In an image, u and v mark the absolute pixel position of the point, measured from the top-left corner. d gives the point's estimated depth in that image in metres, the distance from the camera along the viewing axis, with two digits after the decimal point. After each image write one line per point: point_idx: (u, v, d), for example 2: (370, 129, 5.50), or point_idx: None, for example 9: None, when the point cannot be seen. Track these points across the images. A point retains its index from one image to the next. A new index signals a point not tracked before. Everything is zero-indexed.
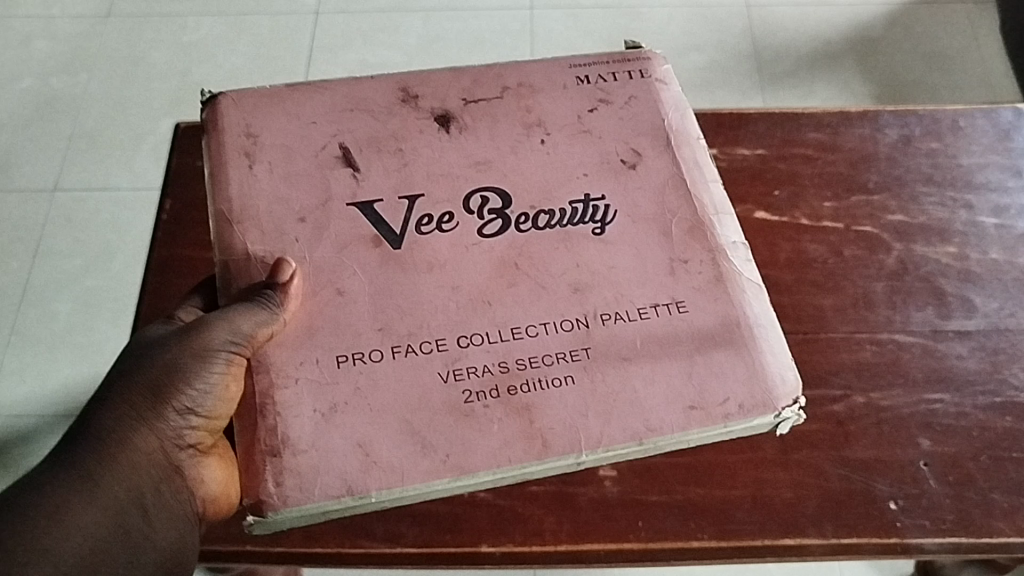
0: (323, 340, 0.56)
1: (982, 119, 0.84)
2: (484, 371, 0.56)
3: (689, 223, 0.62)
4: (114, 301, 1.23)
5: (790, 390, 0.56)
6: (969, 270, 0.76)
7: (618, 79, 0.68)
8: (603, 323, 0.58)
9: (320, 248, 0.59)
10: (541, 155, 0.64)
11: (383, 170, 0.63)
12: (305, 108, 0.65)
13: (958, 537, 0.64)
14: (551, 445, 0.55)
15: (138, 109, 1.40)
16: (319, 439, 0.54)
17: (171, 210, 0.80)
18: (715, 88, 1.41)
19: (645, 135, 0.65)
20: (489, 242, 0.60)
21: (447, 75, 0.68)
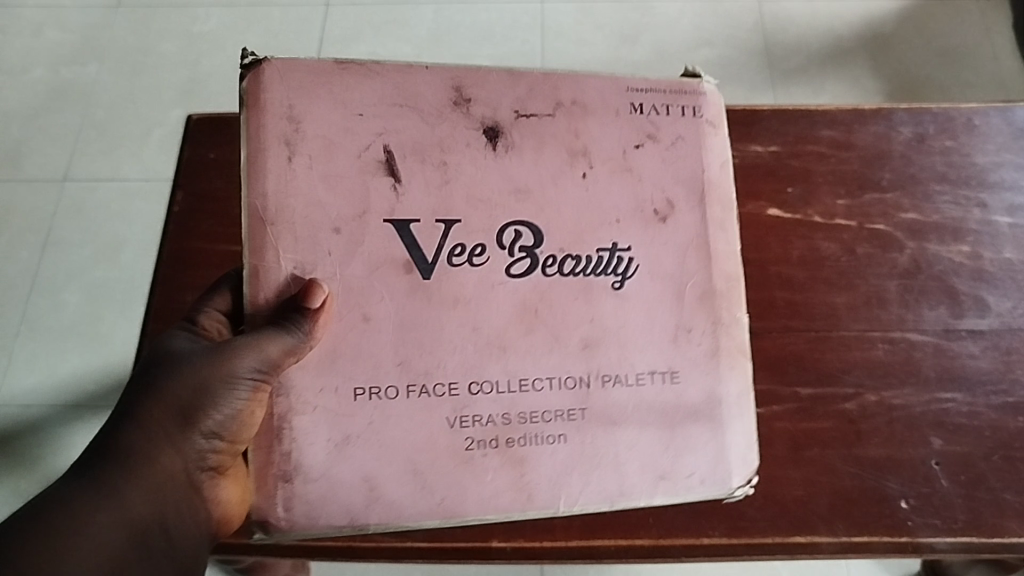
0: (343, 366, 0.56)
1: (998, 117, 0.83)
2: (489, 420, 0.58)
3: (699, 291, 0.61)
4: (123, 291, 1.23)
5: (745, 469, 0.60)
6: (983, 270, 0.75)
7: (673, 114, 0.62)
8: (602, 385, 0.59)
9: (351, 267, 0.56)
10: (579, 192, 0.60)
11: (423, 186, 0.58)
12: (354, 96, 0.57)
13: (970, 537, 0.64)
14: (534, 498, 0.58)
15: (148, 100, 1.39)
16: (329, 471, 0.56)
17: (183, 201, 0.79)
18: (725, 84, 1.40)
19: (682, 185, 0.61)
20: (514, 284, 0.59)
21: (504, 74, 0.60)
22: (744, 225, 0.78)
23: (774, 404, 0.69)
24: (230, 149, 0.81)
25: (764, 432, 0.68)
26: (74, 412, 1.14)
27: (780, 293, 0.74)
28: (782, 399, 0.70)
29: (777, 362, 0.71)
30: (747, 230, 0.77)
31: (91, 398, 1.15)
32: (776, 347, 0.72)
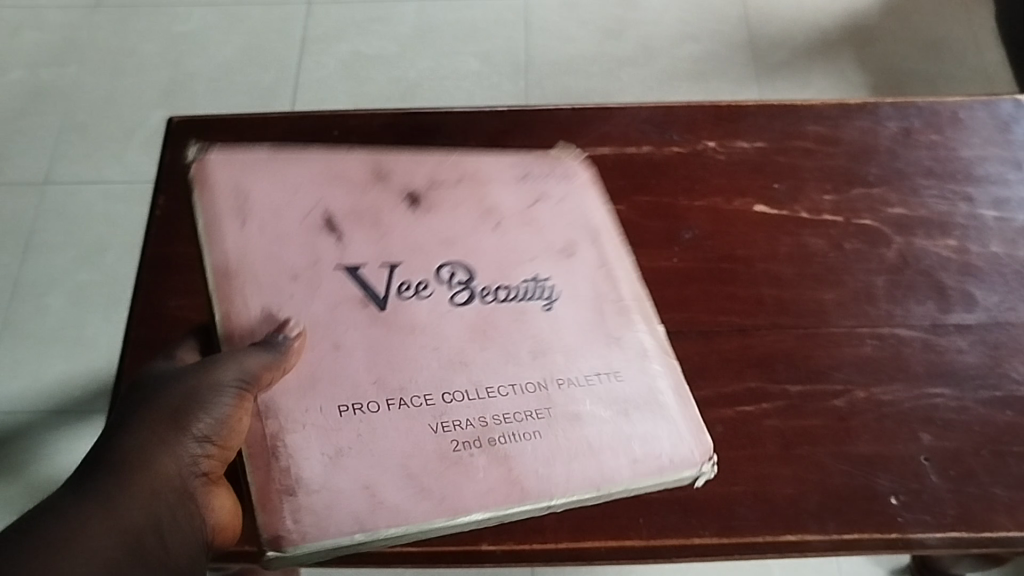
0: (324, 389, 0.64)
1: (982, 111, 0.83)
2: (468, 424, 0.64)
3: (615, 305, 0.71)
4: (107, 295, 1.22)
5: (704, 447, 0.66)
6: (970, 264, 0.75)
7: (552, 177, 0.77)
8: (559, 386, 0.66)
9: (313, 306, 0.67)
10: (493, 240, 0.73)
11: (363, 240, 0.71)
12: (294, 176, 0.73)
13: (959, 532, 0.64)
14: (526, 488, 0.63)
15: (130, 100, 1.38)
16: (328, 481, 0.61)
17: (166, 205, 0.78)
18: (710, 79, 1.40)
19: (578, 230, 0.75)
20: (461, 311, 0.69)
21: (412, 158, 0.77)
22: (732, 222, 0.77)
23: (763, 402, 0.69)
24: None
25: (753, 431, 0.68)
26: (59, 418, 1.13)
27: (768, 290, 0.74)
28: (772, 396, 0.69)
29: (767, 359, 0.71)
30: (735, 227, 0.77)
31: (76, 404, 1.14)
32: (765, 344, 0.72)
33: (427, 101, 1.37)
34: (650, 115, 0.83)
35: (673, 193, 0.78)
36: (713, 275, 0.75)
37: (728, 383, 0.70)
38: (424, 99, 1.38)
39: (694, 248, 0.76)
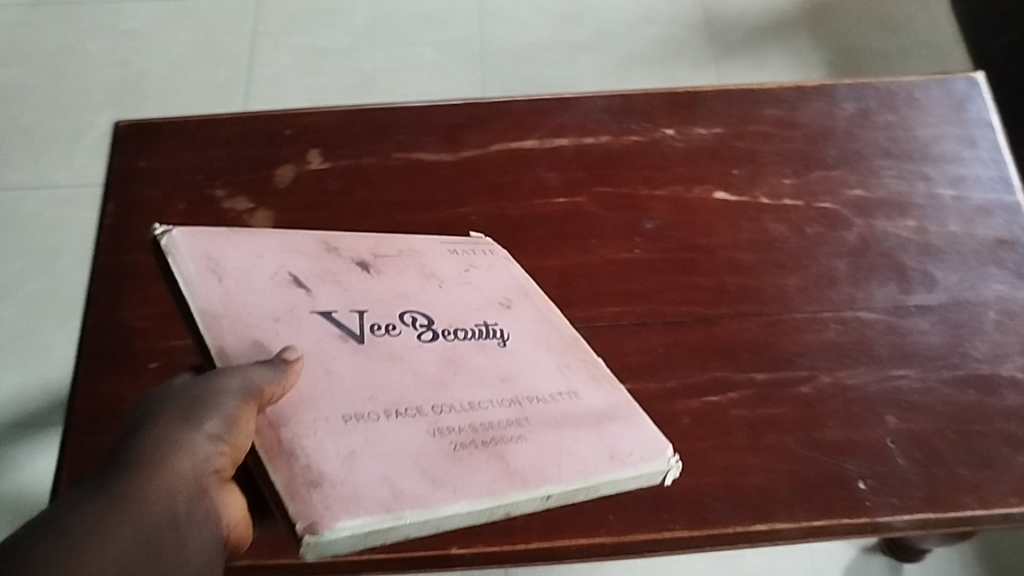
0: (324, 403, 0.55)
1: (936, 90, 0.83)
2: (459, 429, 0.58)
3: (562, 342, 0.67)
4: (60, 303, 1.19)
5: (665, 445, 0.62)
6: (929, 245, 0.75)
7: (478, 252, 0.71)
8: (532, 402, 0.62)
9: (299, 338, 0.58)
10: (440, 294, 0.66)
11: (332, 291, 0.62)
12: (255, 244, 0.63)
13: (927, 513, 0.64)
14: (527, 481, 0.57)
15: (76, 101, 1.34)
16: (347, 478, 0.53)
17: (115, 213, 0.76)
18: (667, 62, 1.39)
19: (511, 290, 0.69)
20: (429, 346, 0.62)
21: (352, 237, 0.68)
22: (692, 211, 0.77)
23: (730, 391, 0.69)
24: (162, 158, 0.78)
25: (721, 421, 0.68)
26: (15, 433, 1.10)
27: (731, 278, 0.74)
28: (738, 385, 0.69)
29: (732, 347, 0.71)
30: (696, 215, 0.76)
31: (33, 417, 1.11)
32: (730, 332, 0.71)
33: (383, 93, 1.35)
34: (607, 103, 0.82)
35: (632, 182, 0.78)
36: (675, 265, 0.74)
37: (694, 374, 0.69)
38: (380, 91, 1.36)
39: (657, 238, 0.75)
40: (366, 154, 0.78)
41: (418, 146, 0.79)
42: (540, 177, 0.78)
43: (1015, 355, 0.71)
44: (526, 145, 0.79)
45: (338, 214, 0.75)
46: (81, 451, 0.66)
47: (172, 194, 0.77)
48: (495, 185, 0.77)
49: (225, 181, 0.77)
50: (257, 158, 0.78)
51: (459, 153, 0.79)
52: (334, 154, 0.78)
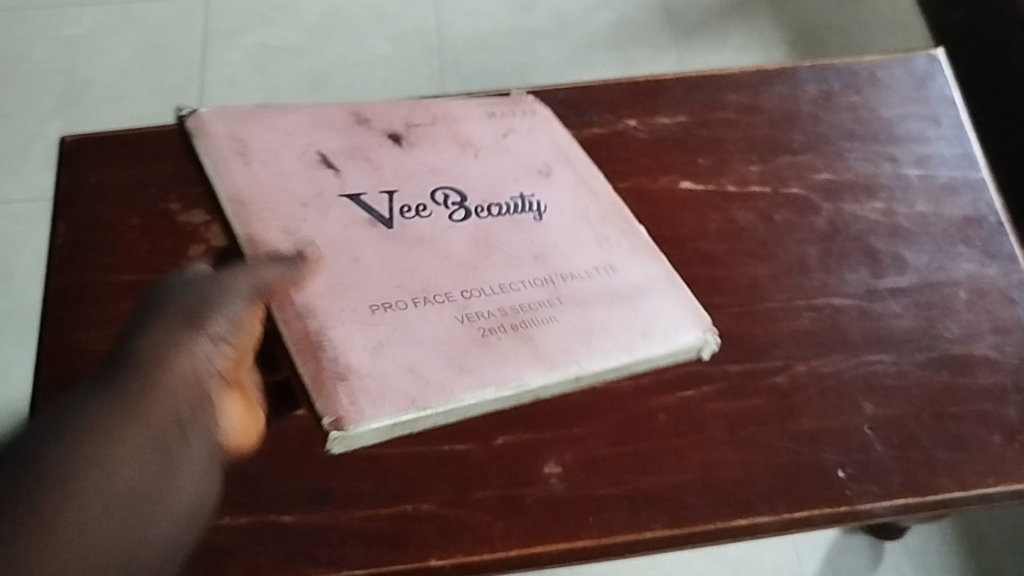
0: (353, 292, 0.62)
1: (898, 68, 0.83)
2: (489, 313, 0.63)
3: (600, 213, 0.71)
4: (18, 321, 1.16)
5: (705, 320, 0.67)
6: (898, 226, 0.75)
7: (517, 113, 0.76)
8: (565, 281, 0.66)
9: (328, 224, 0.65)
10: (477, 166, 0.72)
11: (360, 173, 0.69)
12: (278, 123, 0.69)
13: (906, 499, 0.64)
14: (555, 364, 0.62)
15: (23, 112, 1.31)
16: (375, 366, 0.59)
17: (66, 232, 0.74)
18: (626, 47, 1.38)
19: (552, 154, 0.74)
20: (461, 227, 0.68)
21: (386, 104, 0.74)
22: (658, 202, 0.75)
23: (704, 385, 0.68)
24: (113, 172, 0.76)
25: (697, 416, 0.67)
26: None
27: (700, 270, 0.73)
28: (712, 378, 0.68)
29: None
30: (662, 207, 0.75)
31: None
32: None
33: (340, 91, 1.33)
34: (568, 96, 0.80)
35: (597, 176, 0.76)
36: None
37: (667, 370, 0.68)
38: (337, 89, 1.33)
39: None
40: None
41: None
42: None
43: (987, 335, 0.70)
44: None
45: None
46: None
47: (125, 210, 0.74)
48: None
49: (180, 195, 0.75)
50: None
51: None
52: None
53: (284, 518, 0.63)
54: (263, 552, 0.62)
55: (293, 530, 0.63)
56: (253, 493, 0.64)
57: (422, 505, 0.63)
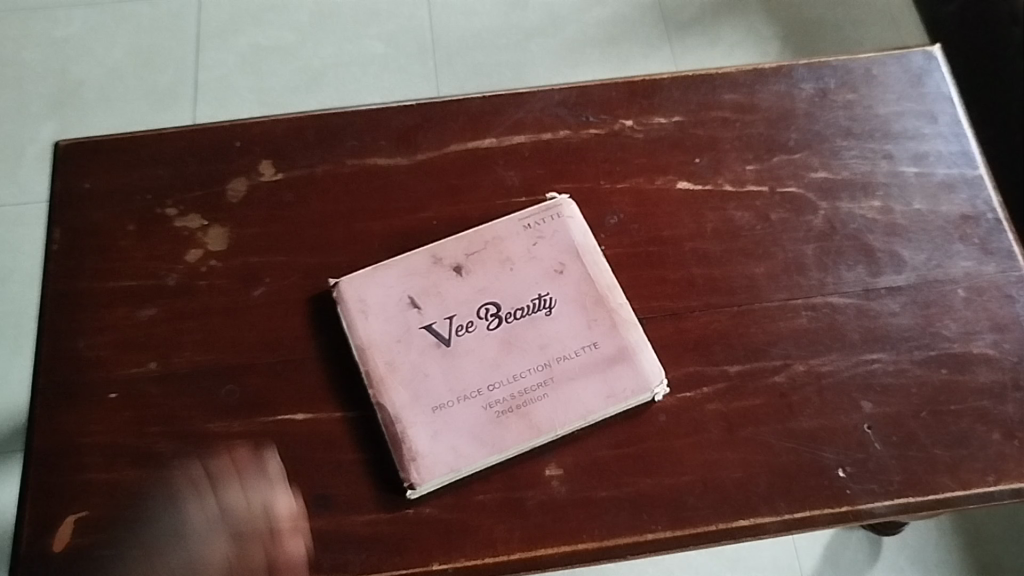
0: (413, 394, 0.65)
1: (894, 65, 0.82)
2: (499, 395, 0.65)
3: (594, 295, 0.69)
4: (15, 325, 1.16)
5: (660, 372, 0.67)
6: (895, 224, 0.75)
7: (550, 213, 0.73)
8: (558, 361, 0.67)
9: (382, 328, 0.67)
10: (505, 268, 0.70)
11: (410, 282, 0.69)
12: (325, 186, 0.75)
13: (906, 498, 0.65)
14: (538, 431, 0.64)
15: (15, 115, 1.30)
16: (431, 447, 0.64)
17: (62, 239, 0.73)
18: (620, 43, 1.38)
19: (569, 250, 0.71)
20: (489, 334, 0.67)
21: (424, 140, 0.77)
22: (655, 203, 0.75)
23: (703, 385, 0.68)
24: (108, 178, 0.76)
25: (696, 417, 0.67)
26: None
27: (698, 271, 0.73)
28: (711, 379, 0.68)
29: (703, 341, 0.70)
30: (659, 207, 0.75)
31: None
32: (701, 325, 0.70)
33: (334, 91, 1.33)
34: (564, 96, 0.80)
35: (593, 176, 0.76)
36: (641, 259, 0.73)
37: (667, 371, 0.68)
38: (332, 89, 1.33)
39: (620, 232, 0.74)
40: (318, 161, 0.76)
41: (373, 151, 0.77)
42: (499, 176, 0.76)
43: (986, 332, 0.71)
44: (483, 144, 0.77)
45: (293, 228, 0.73)
46: (45, 490, 0.65)
47: (121, 216, 0.74)
48: (454, 187, 0.75)
49: (176, 199, 0.74)
50: (206, 174, 0.75)
51: (415, 156, 0.76)
52: (287, 163, 0.76)
53: (284, 525, 0.63)
54: (265, 559, 0.62)
55: (295, 536, 0.63)
56: (254, 499, 0.64)
57: (423, 509, 0.63)
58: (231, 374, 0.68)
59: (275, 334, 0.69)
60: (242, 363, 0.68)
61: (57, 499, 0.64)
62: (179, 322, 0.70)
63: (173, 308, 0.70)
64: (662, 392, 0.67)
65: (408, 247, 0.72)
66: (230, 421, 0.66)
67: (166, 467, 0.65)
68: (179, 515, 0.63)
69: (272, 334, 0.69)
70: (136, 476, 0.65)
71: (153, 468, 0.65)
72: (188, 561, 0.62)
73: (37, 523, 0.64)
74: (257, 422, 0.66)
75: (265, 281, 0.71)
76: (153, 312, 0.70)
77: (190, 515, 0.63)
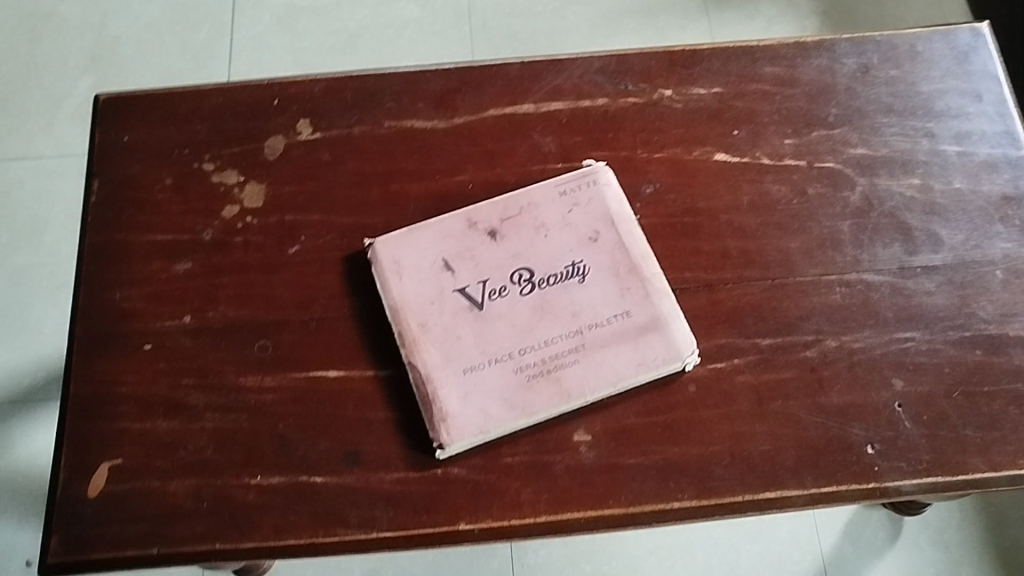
0: (445, 355, 0.66)
1: (940, 42, 0.81)
2: (530, 361, 0.66)
3: (628, 264, 0.69)
4: (49, 277, 1.17)
5: (691, 342, 0.67)
6: (934, 203, 0.74)
7: (586, 179, 0.72)
8: (590, 328, 0.67)
9: (416, 289, 0.68)
10: (538, 233, 0.70)
11: (444, 243, 0.69)
12: (362, 146, 0.75)
13: (934, 477, 0.65)
14: (568, 396, 0.65)
15: (53, 69, 1.31)
16: (462, 408, 0.64)
17: (100, 191, 0.74)
18: (657, 14, 1.36)
19: (603, 217, 0.71)
20: (521, 298, 0.68)
21: (461, 104, 0.77)
22: (692, 174, 0.75)
23: (734, 357, 0.68)
24: (147, 132, 0.76)
25: (726, 388, 0.67)
26: (11, 409, 1.10)
27: (733, 243, 0.72)
28: (743, 351, 0.68)
29: (736, 313, 0.69)
30: (695, 179, 0.75)
31: (28, 394, 1.10)
32: (734, 298, 0.70)
33: (369, 54, 1.32)
34: (603, 64, 0.79)
35: (630, 145, 0.76)
36: (676, 229, 0.73)
37: (698, 342, 0.68)
38: (366, 52, 1.32)
39: (655, 202, 0.73)
40: (356, 122, 0.76)
41: (410, 113, 0.77)
42: (536, 142, 0.75)
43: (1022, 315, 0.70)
44: (521, 110, 0.77)
45: (330, 187, 0.73)
46: (80, 436, 0.66)
47: (159, 170, 0.75)
48: (490, 151, 0.75)
49: (213, 155, 0.75)
50: (244, 130, 0.76)
51: (452, 120, 0.76)
52: (324, 123, 0.76)
53: (314, 479, 0.64)
54: (294, 512, 0.63)
55: (324, 491, 0.64)
56: (284, 453, 0.65)
57: (452, 470, 0.64)
58: (264, 330, 0.69)
59: (309, 291, 0.70)
60: (276, 319, 0.69)
61: (91, 446, 0.65)
62: (214, 277, 0.70)
63: (208, 262, 0.71)
64: (692, 363, 0.67)
65: (443, 210, 0.72)
66: (262, 376, 0.67)
67: (198, 419, 0.66)
68: (211, 466, 0.64)
69: (306, 291, 0.70)
70: (169, 427, 0.66)
71: (186, 418, 0.66)
72: (218, 512, 0.63)
73: (72, 468, 0.65)
74: (289, 377, 0.67)
75: (300, 238, 0.72)
76: (188, 266, 0.71)
77: (221, 467, 0.64)
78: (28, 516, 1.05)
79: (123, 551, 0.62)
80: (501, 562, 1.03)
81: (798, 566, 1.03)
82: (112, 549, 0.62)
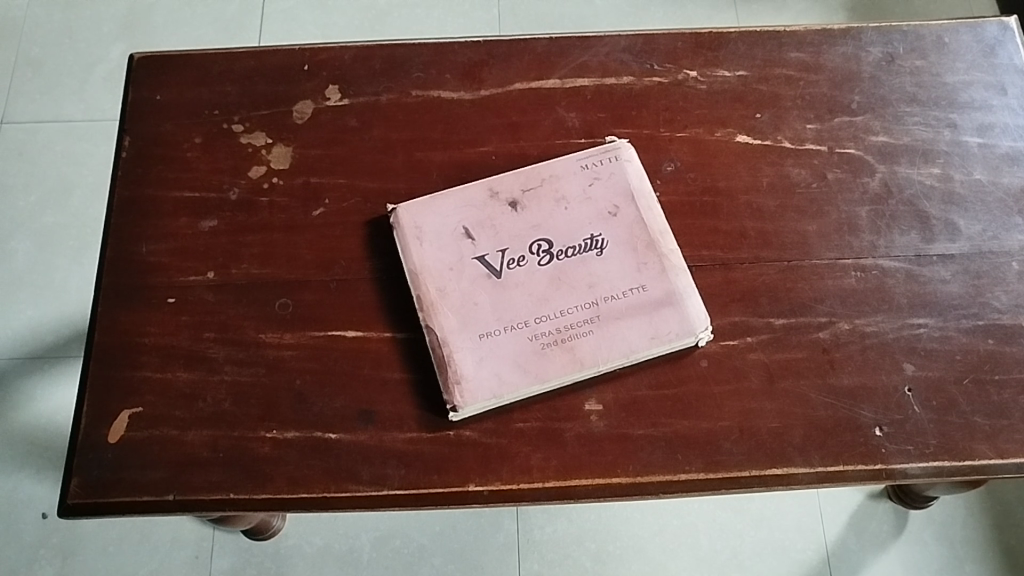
0: (462, 319, 0.67)
1: (967, 34, 0.81)
2: (546, 330, 0.67)
3: (646, 239, 0.70)
4: (76, 237, 1.19)
5: (705, 319, 0.68)
6: (953, 193, 0.75)
7: (608, 154, 0.73)
8: (605, 301, 0.68)
9: (436, 254, 0.69)
10: (558, 206, 0.71)
11: (465, 211, 0.70)
12: (389, 114, 0.76)
13: (941, 461, 0.65)
14: (580, 366, 0.66)
15: (86, 34, 1.33)
16: (476, 372, 0.65)
17: (132, 147, 0.76)
18: (685, 3, 1.37)
19: (623, 193, 0.72)
20: (539, 268, 0.68)
21: (487, 77, 0.78)
22: (713, 154, 0.75)
23: (748, 336, 0.69)
24: (180, 91, 0.78)
25: (738, 365, 0.68)
26: (31, 364, 1.12)
27: (751, 224, 0.73)
28: (756, 330, 0.69)
29: (751, 292, 0.70)
30: (717, 159, 0.75)
31: (50, 350, 1.13)
32: (750, 278, 0.71)
33: (397, 31, 1.34)
34: (630, 43, 0.80)
35: (653, 124, 0.76)
36: (695, 208, 0.73)
37: (712, 319, 0.69)
38: (395, 30, 1.34)
39: (676, 181, 0.74)
40: (384, 90, 0.77)
41: (437, 84, 0.78)
42: (560, 117, 0.76)
43: None
44: (547, 84, 0.78)
45: (356, 153, 0.75)
46: (102, 384, 0.67)
47: (189, 129, 0.76)
48: (515, 124, 0.76)
49: (242, 117, 0.76)
50: (273, 94, 0.77)
51: (478, 92, 0.77)
52: (352, 90, 0.77)
53: (327, 435, 0.65)
54: (308, 466, 0.64)
55: (338, 448, 0.65)
56: (300, 409, 0.66)
57: (464, 432, 0.65)
58: (285, 289, 0.70)
59: (331, 253, 0.71)
60: (297, 278, 0.70)
61: (114, 392, 0.67)
62: (239, 235, 0.72)
63: (233, 220, 0.72)
64: (705, 340, 0.68)
65: (466, 179, 0.74)
66: (282, 333, 0.68)
67: (217, 371, 0.67)
68: (228, 418, 0.66)
69: (328, 253, 0.71)
70: (189, 378, 0.67)
71: (205, 370, 0.67)
72: (234, 463, 0.65)
73: (94, 413, 0.66)
74: (308, 335, 0.68)
75: (324, 202, 0.73)
76: (214, 223, 0.72)
77: (239, 418, 0.66)
78: (45, 469, 1.07)
79: (140, 495, 0.64)
80: (507, 536, 1.04)
81: (802, 554, 1.03)
82: (129, 493, 0.64)
